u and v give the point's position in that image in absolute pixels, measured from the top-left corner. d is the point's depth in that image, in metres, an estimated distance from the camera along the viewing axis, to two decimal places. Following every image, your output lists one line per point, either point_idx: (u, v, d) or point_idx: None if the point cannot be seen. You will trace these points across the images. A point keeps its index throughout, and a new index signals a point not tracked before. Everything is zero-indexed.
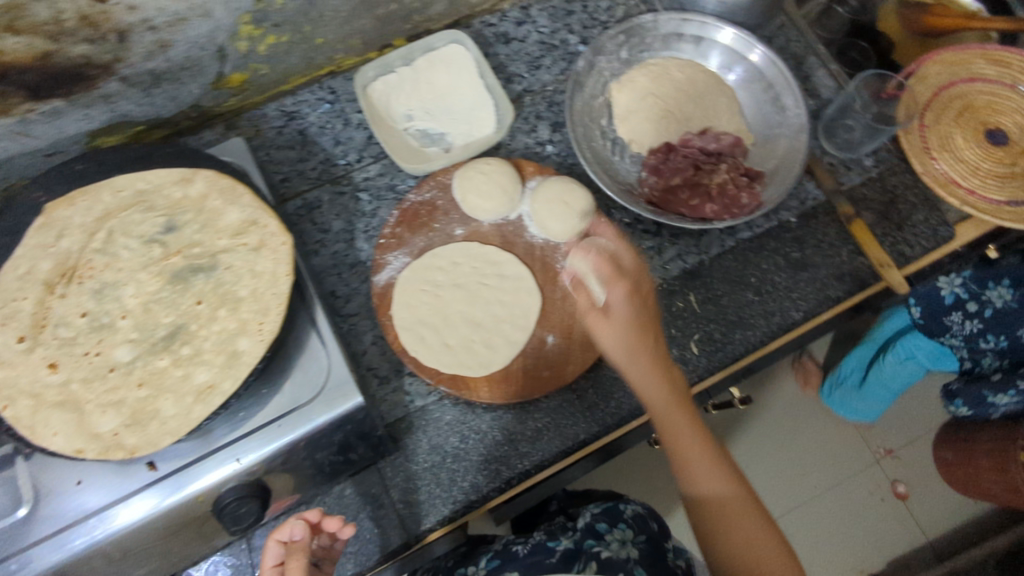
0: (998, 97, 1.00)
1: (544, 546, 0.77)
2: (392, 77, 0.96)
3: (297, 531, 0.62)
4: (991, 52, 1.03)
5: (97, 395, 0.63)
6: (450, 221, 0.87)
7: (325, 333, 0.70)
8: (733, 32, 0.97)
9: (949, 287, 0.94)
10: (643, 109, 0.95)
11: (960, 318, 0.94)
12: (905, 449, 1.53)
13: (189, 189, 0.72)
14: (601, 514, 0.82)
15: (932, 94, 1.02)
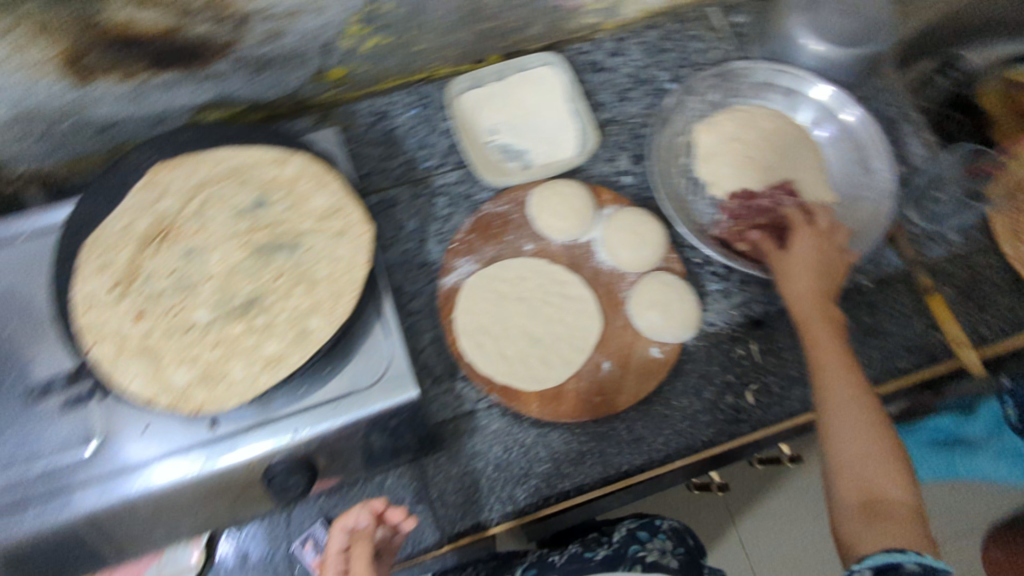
0: None
1: (581, 556, 0.83)
2: (483, 91, 1.00)
3: (362, 517, 0.67)
4: None
5: (174, 350, 0.66)
6: (522, 235, 0.88)
7: (391, 325, 0.72)
8: (829, 88, 0.96)
9: None
10: (724, 152, 0.95)
11: None
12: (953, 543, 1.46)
13: (283, 170, 0.75)
14: (637, 527, 0.89)
15: None
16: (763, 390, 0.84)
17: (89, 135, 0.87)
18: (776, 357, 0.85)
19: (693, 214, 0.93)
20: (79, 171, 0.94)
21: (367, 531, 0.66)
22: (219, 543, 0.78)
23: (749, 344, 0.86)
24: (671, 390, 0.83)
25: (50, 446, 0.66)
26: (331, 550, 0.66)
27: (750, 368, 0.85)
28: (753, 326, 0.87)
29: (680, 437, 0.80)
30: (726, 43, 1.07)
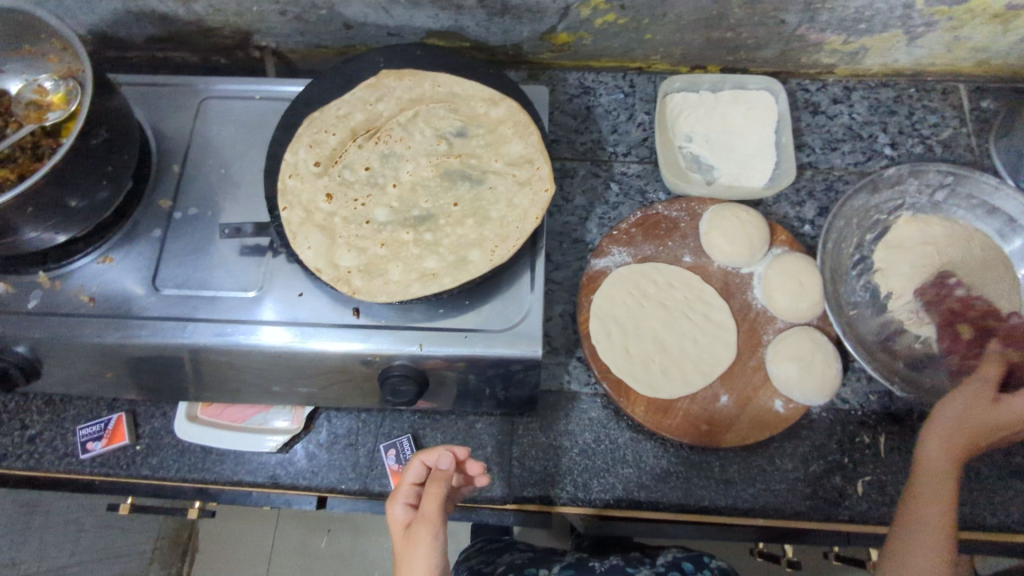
0: None
1: (622, 569, 0.74)
2: (693, 96, 0.99)
3: (444, 460, 0.65)
4: None
5: (348, 235, 0.72)
6: (683, 245, 0.87)
7: (537, 282, 0.74)
8: None
9: None
10: (918, 247, 0.87)
11: None
12: None
13: (493, 109, 0.79)
14: (686, 557, 0.77)
15: None
16: (876, 487, 0.78)
17: (334, 28, 0.96)
18: (903, 460, 0.80)
19: (843, 292, 0.88)
20: (312, 58, 1.03)
21: (445, 474, 0.64)
22: (317, 419, 0.83)
23: (878, 437, 0.81)
24: (779, 449, 0.80)
25: (223, 280, 0.74)
26: (407, 480, 0.66)
27: (871, 460, 0.80)
28: (888, 420, 0.81)
29: (772, 497, 0.78)
30: (962, 126, 0.99)
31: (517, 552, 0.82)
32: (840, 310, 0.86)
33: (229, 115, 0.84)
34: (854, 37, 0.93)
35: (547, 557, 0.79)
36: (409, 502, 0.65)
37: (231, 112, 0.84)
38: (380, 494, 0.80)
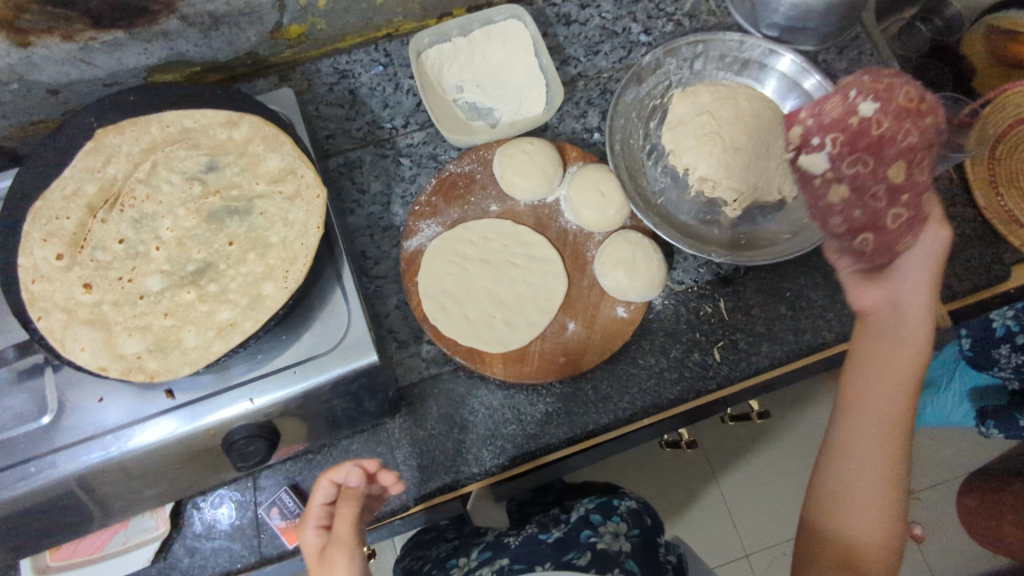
0: None
1: (535, 538, 0.79)
2: (446, 46, 0.95)
3: (353, 479, 0.63)
4: None
5: (125, 318, 0.65)
6: (486, 196, 0.86)
7: (349, 290, 0.71)
8: (790, 58, 0.93)
9: (999, 317, 0.97)
10: (694, 124, 0.90)
11: (1008, 351, 0.98)
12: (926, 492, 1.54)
13: (234, 131, 0.72)
14: (595, 510, 0.86)
15: (1008, 125, 0.95)
16: (730, 347, 0.83)
17: (35, 99, 0.83)
18: (744, 314, 0.85)
19: (645, 184, 0.91)
20: (30, 138, 0.90)
21: (356, 492, 0.63)
22: (187, 513, 0.76)
23: (717, 302, 0.85)
24: (639, 350, 0.82)
25: (4, 418, 0.65)
26: (314, 502, 0.64)
27: (718, 326, 0.84)
28: (721, 283, 0.86)
29: (646, 395, 0.81)
30: None
31: (443, 543, 0.86)
32: (650, 203, 0.90)
33: None
34: None
35: (469, 541, 0.84)
36: (320, 525, 0.63)
37: None
38: (279, 556, 0.76)
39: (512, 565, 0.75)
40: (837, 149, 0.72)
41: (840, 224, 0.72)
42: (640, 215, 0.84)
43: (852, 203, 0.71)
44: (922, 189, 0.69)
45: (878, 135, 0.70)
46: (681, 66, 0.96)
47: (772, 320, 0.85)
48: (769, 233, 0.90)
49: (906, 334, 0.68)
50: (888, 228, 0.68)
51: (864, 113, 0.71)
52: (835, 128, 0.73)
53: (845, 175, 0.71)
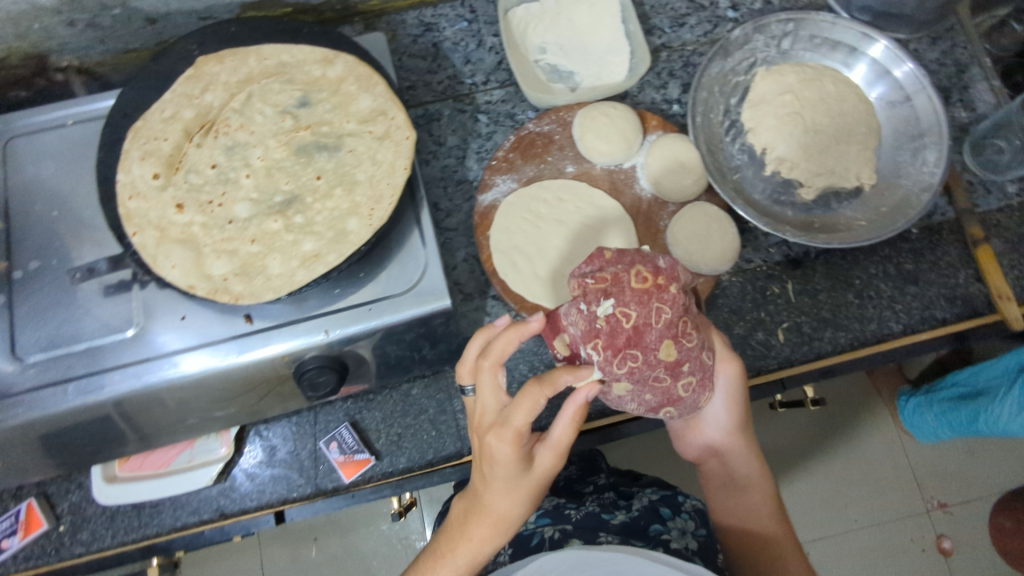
0: None
1: (597, 516, 0.80)
2: (535, 6, 0.95)
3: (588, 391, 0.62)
4: None
5: (213, 241, 0.67)
6: (564, 156, 0.85)
7: (427, 234, 0.72)
8: (884, 44, 0.90)
9: None
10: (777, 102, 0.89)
11: None
12: (961, 506, 1.52)
13: (329, 69, 0.73)
14: (660, 502, 0.84)
15: None
16: (794, 330, 0.84)
17: (134, 27, 0.86)
18: (811, 299, 0.84)
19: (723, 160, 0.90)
20: (124, 66, 0.94)
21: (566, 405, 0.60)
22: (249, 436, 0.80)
23: (785, 284, 0.85)
24: None
25: (92, 327, 0.67)
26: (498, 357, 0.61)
27: (784, 307, 0.84)
28: (790, 266, 0.85)
29: None
30: None
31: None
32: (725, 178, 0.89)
33: (42, 151, 0.73)
34: None
35: None
36: (490, 388, 0.61)
37: (43, 148, 0.73)
38: (334, 491, 0.78)
39: (572, 531, 0.77)
40: (602, 357, 0.62)
41: (639, 407, 0.67)
42: (717, 187, 0.83)
43: (639, 391, 0.65)
44: (697, 354, 0.66)
45: (633, 328, 0.61)
46: (768, 44, 0.93)
47: (839, 307, 0.85)
48: (845, 219, 0.87)
49: (744, 476, 0.79)
50: (681, 397, 0.67)
51: (608, 311, 0.61)
52: (590, 337, 0.61)
53: (622, 374, 0.62)
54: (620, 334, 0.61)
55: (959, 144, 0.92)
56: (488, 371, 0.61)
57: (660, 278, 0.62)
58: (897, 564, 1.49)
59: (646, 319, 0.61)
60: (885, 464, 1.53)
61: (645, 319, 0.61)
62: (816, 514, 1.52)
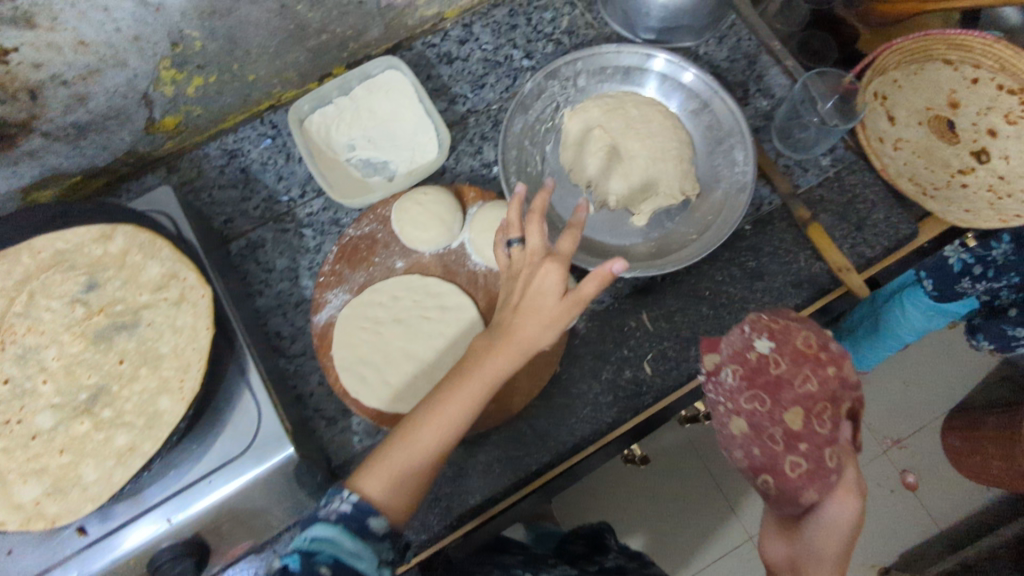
0: (958, 83, 0.85)
1: None
2: (330, 109, 0.94)
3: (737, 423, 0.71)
4: (954, 36, 0.84)
5: (18, 464, 0.62)
6: (390, 253, 0.84)
7: (256, 385, 0.69)
8: (664, 57, 0.93)
9: (954, 254, 0.96)
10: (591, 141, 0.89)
11: (970, 283, 0.95)
12: (913, 439, 1.58)
13: (109, 245, 0.69)
14: None
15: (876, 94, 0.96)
16: (660, 358, 0.83)
17: None
18: (668, 322, 0.85)
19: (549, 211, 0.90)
20: None
21: (603, 270, 0.65)
22: None
23: (640, 315, 0.86)
24: (570, 379, 0.83)
25: None
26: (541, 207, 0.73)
27: (643, 338, 0.84)
28: (641, 296, 0.87)
29: (585, 423, 0.80)
30: (574, 8, 1.04)
31: (488, 566, 0.89)
32: (557, 228, 0.89)
33: None
34: None
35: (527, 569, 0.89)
36: (537, 233, 0.72)
37: None
38: None
39: None
40: (735, 382, 0.71)
41: (742, 459, 0.70)
42: None
43: (748, 440, 0.70)
44: (825, 443, 0.67)
45: (776, 377, 0.70)
46: (564, 87, 0.95)
47: (697, 322, 0.85)
48: (680, 235, 0.89)
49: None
50: (785, 476, 0.66)
51: (763, 351, 0.71)
52: (734, 360, 0.72)
53: (743, 411, 0.70)
54: (740, 371, 0.71)
55: (767, 133, 0.95)
56: (527, 214, 0.74)
57: (806, 335, 0.72)
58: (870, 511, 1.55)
59: (796, 372, 0.70)
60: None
61: (821, 395, 0.69)
62: None
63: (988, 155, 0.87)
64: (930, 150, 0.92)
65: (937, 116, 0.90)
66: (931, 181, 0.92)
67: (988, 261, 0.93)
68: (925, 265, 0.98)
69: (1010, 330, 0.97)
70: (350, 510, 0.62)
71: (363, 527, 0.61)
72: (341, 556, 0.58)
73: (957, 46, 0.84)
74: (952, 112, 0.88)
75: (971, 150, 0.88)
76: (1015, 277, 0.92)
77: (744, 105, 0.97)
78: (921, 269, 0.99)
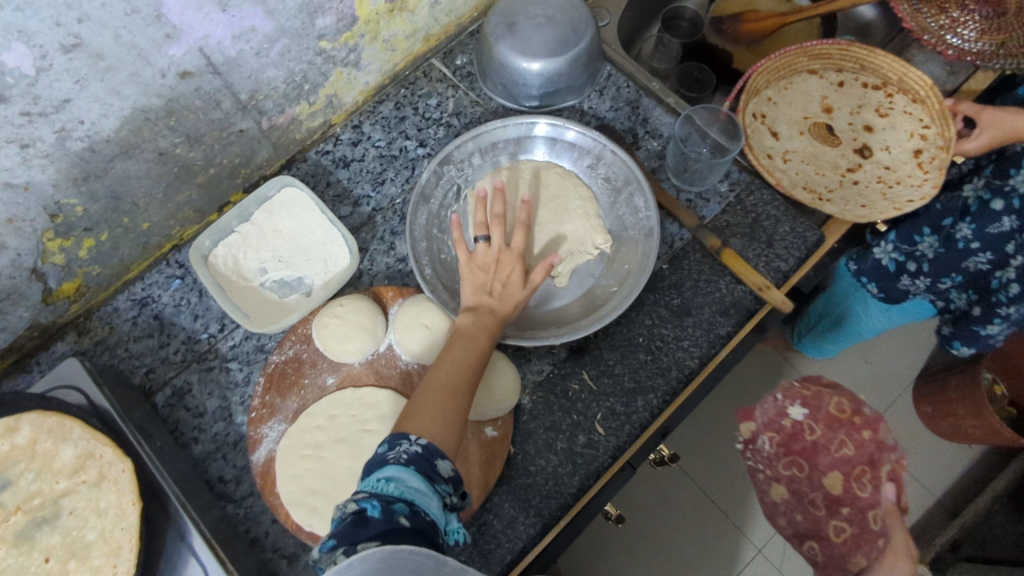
0: (826, 91, 0.99)
1: None
2: (232, 238, 0.93)
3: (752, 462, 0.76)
4: (810, 48, 0.99)
5: None
6: (320, 371, 0.82)
7: (198, 547, 0.66)
8: (546, 123, 0.96)
9: (885, 254, 1.01)
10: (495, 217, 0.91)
11: (910, 279, 1.00)
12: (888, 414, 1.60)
13: (15, 437, 0.66)
14: None
15: (760, 106, 1.00)
16: (609, 416, 0.83)
17: None
18: (610, 377, 0.85)
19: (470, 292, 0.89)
20: None
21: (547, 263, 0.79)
22: None
23: (581, 375, 0.85)
24: (526, 457, 0.81)
25: None
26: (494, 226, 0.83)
27: (590, 399, 0.84)
28: (578, 356, 0.86)
29: (549, 499, 0.78)
30: (457, 90, 1.07)
31: None
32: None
33: None
34: (312, 97, 0.95)
35: None
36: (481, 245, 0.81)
37: None
38: None
39: None
40: (774, 450, 0.75)
41: (788, 526, 0.74)
42: None
43: (791, 506, 0.74)
44: (868, 507, 0.72)
45: (813, 443, 0.73)
46: (461, 168, 0.96)
47: (637, 370, 0.85)
48: (602, 288, 0.90)
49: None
50: (832, 542, 0.71)
51: (797, 417, 0.75)
52: (771, 428, 0.75)
53: (783, 477, 0.74)
54: (775, 439, 0.75)
55: (663, 171, 0.98)
56: (491, 216, 0.84)
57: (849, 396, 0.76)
58: None
59: (836, 438, 0.73)
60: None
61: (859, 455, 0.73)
62: None
63: (870, 150, 0.95)
64: (816, 156, 0.96)
65: (814, 124, 0.98)
66: (827, 185, 0.94)
67: (916, 258, 0.97)
68: (863, 267, 1.04)
69: (981, 330, 0.96)
70: (417, 451, 0.62)
71: (430, 469, 0.61)
72: (413, 494, 0.57)
73: (819, 60, 0.99)
74: (827, 118, 0.98)
75: (853, 149, 0.96)
76: (953, 274, 0.95)
77: (637, 149, 1.00)
78: (863, 274, 1.05)
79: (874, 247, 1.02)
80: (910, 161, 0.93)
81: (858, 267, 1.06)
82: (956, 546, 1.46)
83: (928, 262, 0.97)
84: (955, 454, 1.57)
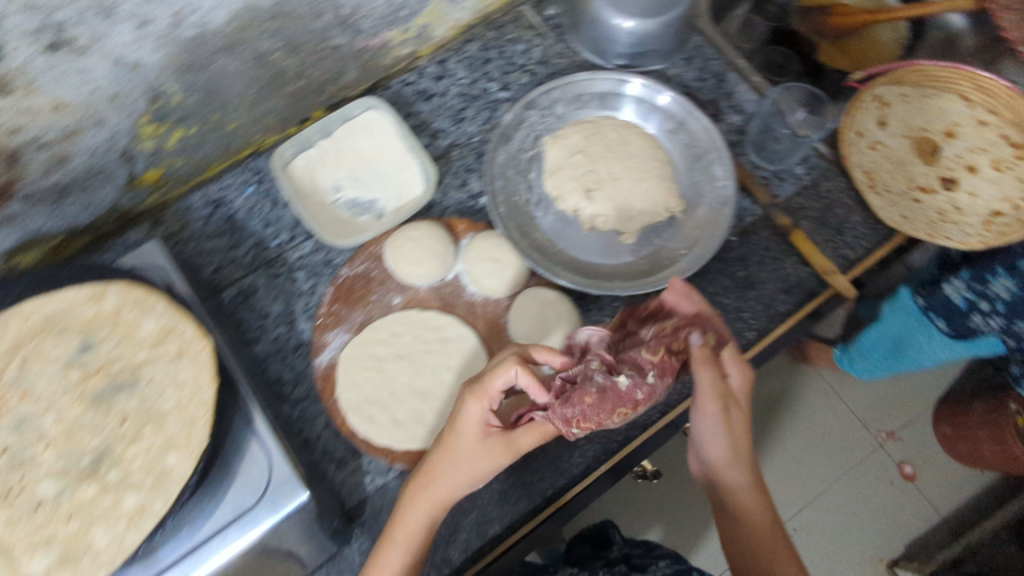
0: (971, 109, 0.78)
1: None
2: (313, 152, 0.94)
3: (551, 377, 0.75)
4: (981, 77, 0.77)
5: (23, 536, 0.60)
6: (387, 289, 0.85)
7: (263, 431, 0.68)
8: (640, 83, 0.96)
9: (955, 292, 0.93)
10: (571, 165, 0.92)
11: (981, 318, 0.92)
12: (906, 430, 1.60)
13: (102, 305, 0.68)
14: None
15: (897, 79, 0.85)
16: None
17: None
18: None
19: (540, 236, 0.90)
20: None
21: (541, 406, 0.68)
22: None
23: None
24: None
25: None
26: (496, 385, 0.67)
27: None
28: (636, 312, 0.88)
29: (595, 443, 0.81)
30: (545, 39, 1.06)
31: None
32: (548, 252, 0.89)
33: None
34: (407, 23, 0.95)
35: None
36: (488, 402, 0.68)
37: None
38: None
39: None
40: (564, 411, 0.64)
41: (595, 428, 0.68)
42: (539, 269, 0.84)
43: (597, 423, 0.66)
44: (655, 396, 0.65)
45: (599, 393, 0.63)
46: (544, 115, 0.97)
47: None
48: (669, 251, 0.90)
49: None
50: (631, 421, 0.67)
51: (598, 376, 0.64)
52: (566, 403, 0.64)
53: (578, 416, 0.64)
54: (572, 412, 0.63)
55: (743, 146, 0.98)
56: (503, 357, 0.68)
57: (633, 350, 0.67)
58: (874, 502, 1.56)
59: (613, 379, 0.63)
60: (826, 417, 1.61)
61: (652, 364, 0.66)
62: (788, 489, 1.57)
63: (954, 185, 0.83)
64: (903, 162, 0.87)
65: (925, 138, 0.84)
66: (888, 183, 0.89)
67: (991, 298, 0.89)
68: (933, 302, 0.97)
69: None
70: None
71: None
72: None
73: (982, 89, 0.77)
74: (941, 139, 0.82)
75: (940, 175, 0.84)
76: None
77: (718, 122, 1.00)
78: (929, 306, 0.97)
79: (943, 282, 0.95)
80: (981, 217, 0.81)
81: (927, 302, 0.98)
82: (957, 565, 1.46)
83: (1003, 304, 0.89)
84: (968, 475, 1.59)
